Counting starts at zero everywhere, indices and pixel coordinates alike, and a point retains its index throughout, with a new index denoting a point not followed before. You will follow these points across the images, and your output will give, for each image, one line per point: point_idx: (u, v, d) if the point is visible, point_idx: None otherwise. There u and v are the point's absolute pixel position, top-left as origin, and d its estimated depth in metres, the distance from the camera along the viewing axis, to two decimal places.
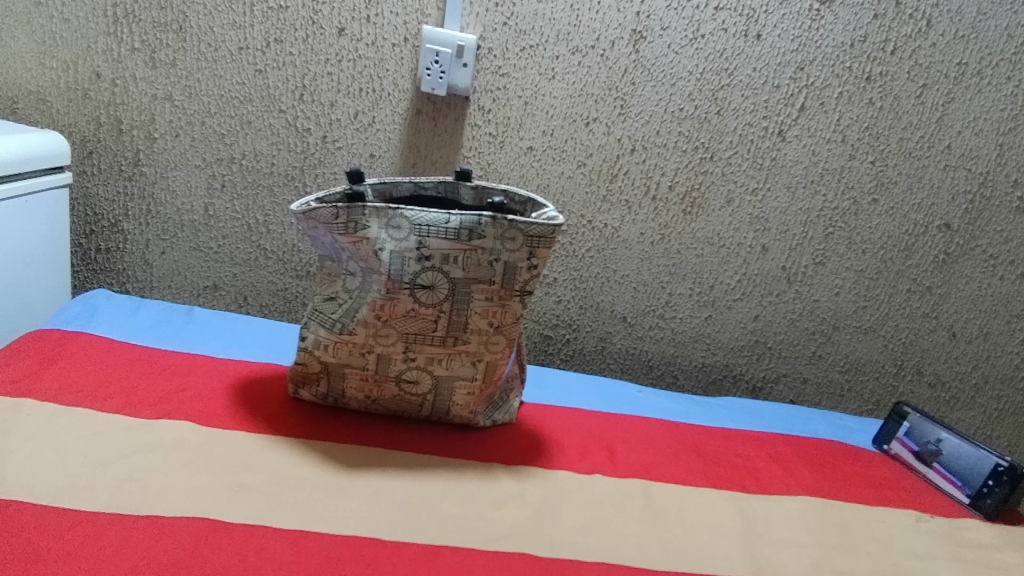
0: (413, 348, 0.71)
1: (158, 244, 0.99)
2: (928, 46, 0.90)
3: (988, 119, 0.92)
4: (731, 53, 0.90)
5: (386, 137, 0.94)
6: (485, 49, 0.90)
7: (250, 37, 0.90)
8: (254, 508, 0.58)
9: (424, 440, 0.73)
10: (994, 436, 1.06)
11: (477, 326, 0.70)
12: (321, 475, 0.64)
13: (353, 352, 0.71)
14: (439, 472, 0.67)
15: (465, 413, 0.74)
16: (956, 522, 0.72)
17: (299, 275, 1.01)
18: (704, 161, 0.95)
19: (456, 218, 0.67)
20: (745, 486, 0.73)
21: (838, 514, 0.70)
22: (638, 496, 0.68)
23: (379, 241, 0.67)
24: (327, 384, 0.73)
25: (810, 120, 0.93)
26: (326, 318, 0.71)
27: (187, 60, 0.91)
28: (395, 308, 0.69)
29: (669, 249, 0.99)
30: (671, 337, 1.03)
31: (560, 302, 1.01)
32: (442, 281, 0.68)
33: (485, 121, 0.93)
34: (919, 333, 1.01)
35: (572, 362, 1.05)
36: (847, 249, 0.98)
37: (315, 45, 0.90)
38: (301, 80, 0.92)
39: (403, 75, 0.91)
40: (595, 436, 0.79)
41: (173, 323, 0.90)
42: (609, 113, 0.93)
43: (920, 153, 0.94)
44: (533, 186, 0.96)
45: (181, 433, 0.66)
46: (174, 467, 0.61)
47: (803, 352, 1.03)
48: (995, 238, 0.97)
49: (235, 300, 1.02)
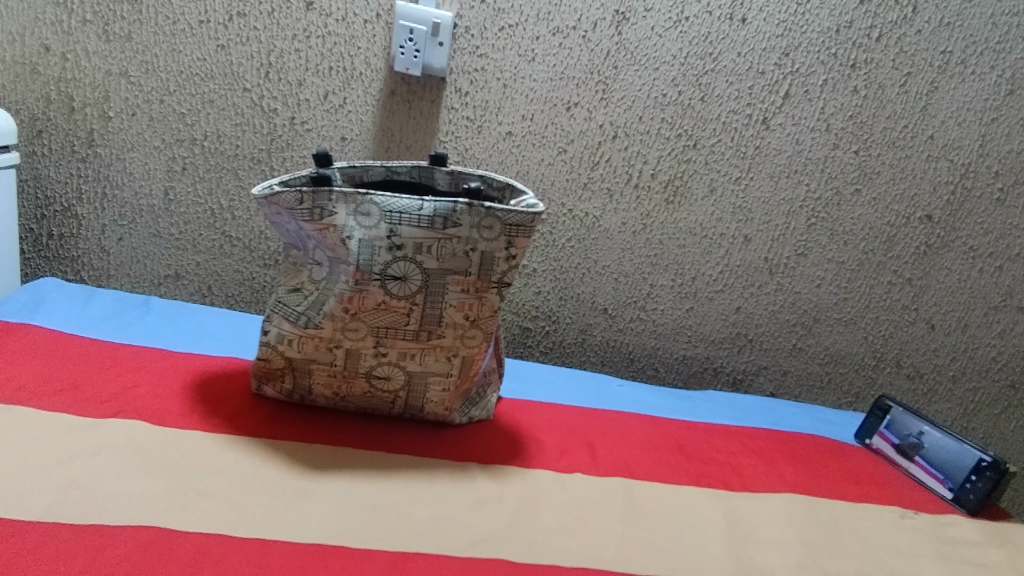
0: (384, 343, 0.67)
1: (115, 231, 0.93)
2: (913, 33, 0.88)
3: (971, 109, 0.91)
4: (715, 37, 0.87)
5: (358, 119, 0.89)
6: (461, 28, 0.86)
7: (211, 10, 0.84)
8: (211, 516, 0.54)
9: (397, 440, 0.69)
10: (970, 428, 1.05)
11: (453, 320, 0.67)
12: (285, 479, 0.60)
13: (320, 347, 0.67)
14: (412, 473, 0.64)
15: (440, 411, 0.71)
16: (939, 519, 0.71)
17: (266, 263, 0.96)
18: (687, 149, 0.92)
19: (429, 205, 0.63)
20: (728, 484, 0.72)
21: (823, 512, 0.69)
22: (621, 497, 0.66)
23: (347, 228, 0.63)
24: (293, 381, 0.69)
25: (795, 107, 0.90)
26: (290, 310, 0.67)
27: (143, 33, 0.85)
28: (364, 301, 0.65)
29: (651, 239, 0.96)
30: (652, 329, 1.01)
31: (540, 292, 0.99)
32: (415, 272, 0.64)
33: (462, 104, 0.89)
34: (898, 325, 1.01)
35: (551, 355, 1.02)
36: (830, 240, 0.97)
37: (280, 20, 0.85)
38: (266, 57, 0.86)
39: (376, 54, 0.86)
40: (575, 433, 0.77)
41: (129, 315, 0.85)
42: (591, 98, 0.90)
43: (904, 143, 0.92)
44: (512, 173, 0.93)
45: (133, 433, 0.62)
46: (124, 471, 0.57)
47: (783, 344, 1.02)
48: (975, 230, 0.96)
49: (198, 290, 0.97)
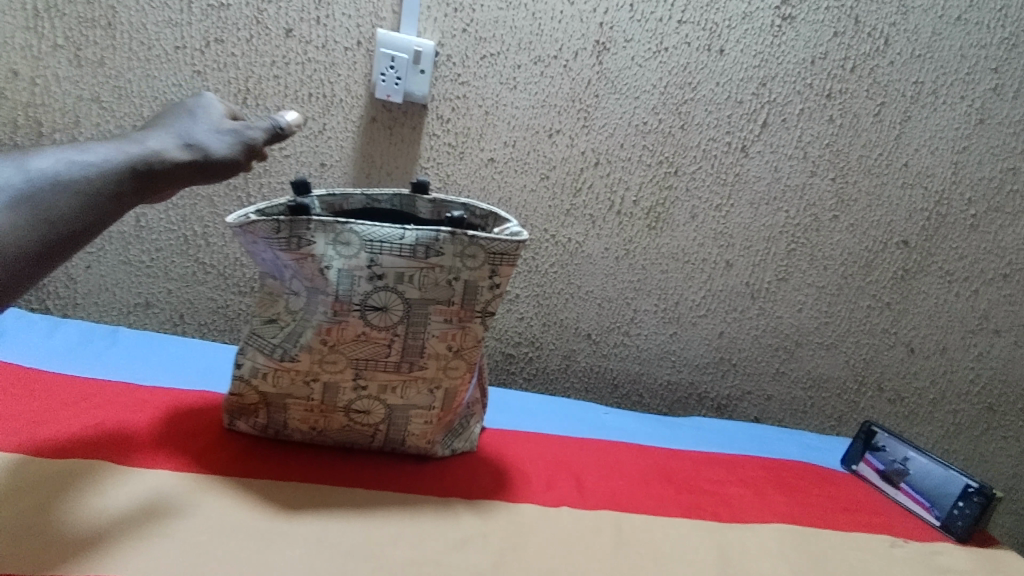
0: (364, 375, 0.65)
1: (82, 258, 0.90)
2: (886, 64, 0.90)
3: (943, 138, 0.93)
4: (694, 67, 0.89)
5: (338, 145, 0.88)
6: (443, 56, 0.86)
7: (188, 35, 0.83)
8: (179, 562, 0.51)
9: (377, 475, 0.67)
10: (951, 451, 1.06)
11: (435, 351, 0.65)
12: (259, 520, 0.57)
13: (296, 381, 0.65)
14: (392, 511, 0.61)
15: (422, 444, 0.69)
16: (929, 547, 0.70)
17: (242, 291, 0.93)
18: (668, 175, 0.93)
19: (411, 233, 0.61)
20: (718, 515, 0.70)
21: (814, 542, 0.68)
22: (609, 531, 0.64)
23: (326, 258, 0.61)
24: (267, 416, 0.66)
25: (772, 135, 0.92)
26: (265, 342, 0.65)
27: (117, 59, 0.84)
28: (343, 332, 0.63)
29: (634, 265, 0.96)
30: (636, 354, 1.00)
31: (522, 319, 0.97)
32: (396, 302, 0.63)
33: (444, 130, 0.89)
34: (879, 349, 1.01)
35: (535, 382, 1.01)
36: (809, 265, 0.97)
37: (259, 47, 0.84)
38: (244, 83, 0.85)
39: (357, 80, 0.86)
40: (561, 464, 0.75)
41: (94, 347, 0.82)
42: (572, 125, 0.90)
43: (879, 171, 0.94)
44: (494, 200, 0.92)
45: (91, 476, 0.58)
46: (81, 515, 0.53)
47: (766, 368, 1.02)
48: (950, 255, 0.97)
49: (170, 319, 0.94)
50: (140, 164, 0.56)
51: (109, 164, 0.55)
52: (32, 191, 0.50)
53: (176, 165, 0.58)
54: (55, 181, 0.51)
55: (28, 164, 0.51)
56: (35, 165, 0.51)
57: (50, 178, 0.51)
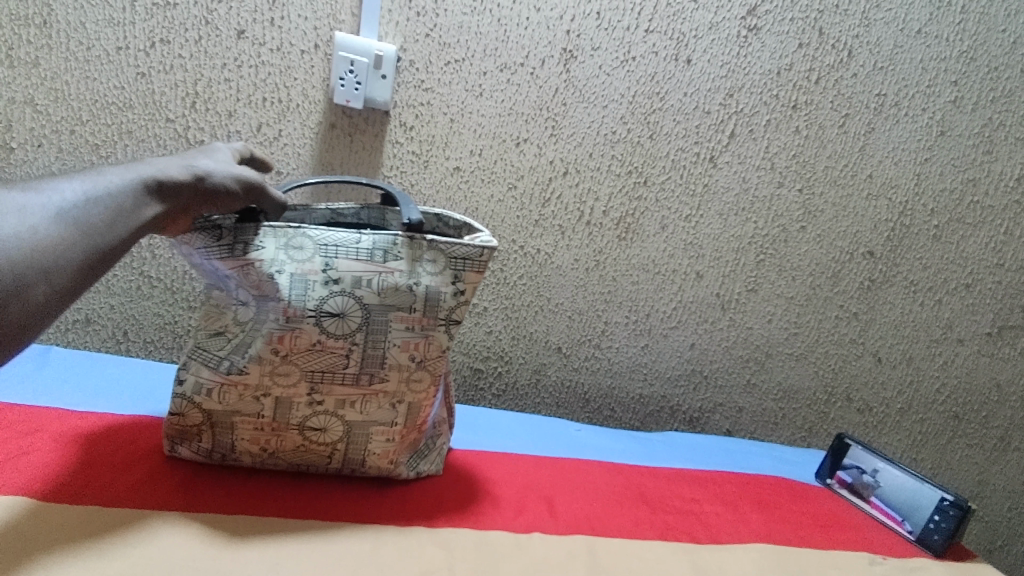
0: (319, 389, 0.60)
1: None
2: (849, 76, 0.90)
3: (905, 150, 0.94)
4: (662, 76, 0.88)
5: (295, 153, 0.84)
6: (406, 61, 0.82)
7: (130, 35, 0.78)
8: None
9: (334, 502, 0.62)
10: (918, 460, 1.07)
11: (397, 362, 0.61)
12: (206, 556, 0.52)
13: (244, 397, 0.60)
14: (351, 542, 0.57)
15: (384, 464, 0.64)
16: (907, 563, 0.69)
17: (191, 306, 0.88)
18: (638, 186, 0.91)
19: (368, 238, 0.59)
20: (694, 536, 0.68)
21: (795, 562, 0.66)
22: (583, 556, 0.61)
23: (276, 263, 0.58)
24: (212, 438, 0.61)
25: (740, 146, 0.91)
26: (209, 357, 0.60)
27: (53, 59, 0.78)
28: (296, 341, 0.59)
29: (604, 276, 0.94)
30: (607, 368, 0.98)
31: (491, 332, 0.94)
32: (354, 309, 0.59)
33: (408, 138, 0.85)
34: (847, 359, 1.02)
35: (504, 398, 0.98)
36: (778, 276, 0.97)
37: (208, 48, 0.79)
38: (193, 86, 0.80)
39: (314, 85, 0.82)
40: (532, 485, 0.72)
41: (18, 370, 0.75)
42: (541, 134, 0.88)
43: (845, 182, 0.94)
44: (461, 210, 0.89)
45: (35, 510, 0.53)
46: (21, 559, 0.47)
47: (737, 380, 1.01)
48: (915, 265, 0.98)
49: (113, 335, 0.87)
50: (157, 189, 0.52)
51: (135, 190, 0.50)
52: (74, 214, 0.45)
53: (186, 187, 0.53)
54: (92, 202, 0.46)
55: (54, 189, 0.45)
56: (66, 188, 0.46)
57: (88, 200, 0.46)
